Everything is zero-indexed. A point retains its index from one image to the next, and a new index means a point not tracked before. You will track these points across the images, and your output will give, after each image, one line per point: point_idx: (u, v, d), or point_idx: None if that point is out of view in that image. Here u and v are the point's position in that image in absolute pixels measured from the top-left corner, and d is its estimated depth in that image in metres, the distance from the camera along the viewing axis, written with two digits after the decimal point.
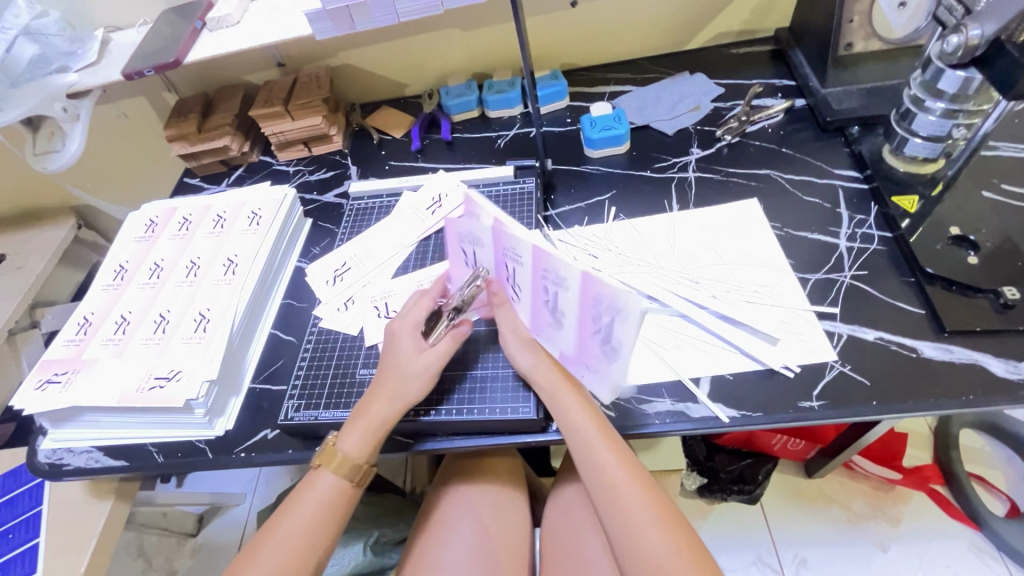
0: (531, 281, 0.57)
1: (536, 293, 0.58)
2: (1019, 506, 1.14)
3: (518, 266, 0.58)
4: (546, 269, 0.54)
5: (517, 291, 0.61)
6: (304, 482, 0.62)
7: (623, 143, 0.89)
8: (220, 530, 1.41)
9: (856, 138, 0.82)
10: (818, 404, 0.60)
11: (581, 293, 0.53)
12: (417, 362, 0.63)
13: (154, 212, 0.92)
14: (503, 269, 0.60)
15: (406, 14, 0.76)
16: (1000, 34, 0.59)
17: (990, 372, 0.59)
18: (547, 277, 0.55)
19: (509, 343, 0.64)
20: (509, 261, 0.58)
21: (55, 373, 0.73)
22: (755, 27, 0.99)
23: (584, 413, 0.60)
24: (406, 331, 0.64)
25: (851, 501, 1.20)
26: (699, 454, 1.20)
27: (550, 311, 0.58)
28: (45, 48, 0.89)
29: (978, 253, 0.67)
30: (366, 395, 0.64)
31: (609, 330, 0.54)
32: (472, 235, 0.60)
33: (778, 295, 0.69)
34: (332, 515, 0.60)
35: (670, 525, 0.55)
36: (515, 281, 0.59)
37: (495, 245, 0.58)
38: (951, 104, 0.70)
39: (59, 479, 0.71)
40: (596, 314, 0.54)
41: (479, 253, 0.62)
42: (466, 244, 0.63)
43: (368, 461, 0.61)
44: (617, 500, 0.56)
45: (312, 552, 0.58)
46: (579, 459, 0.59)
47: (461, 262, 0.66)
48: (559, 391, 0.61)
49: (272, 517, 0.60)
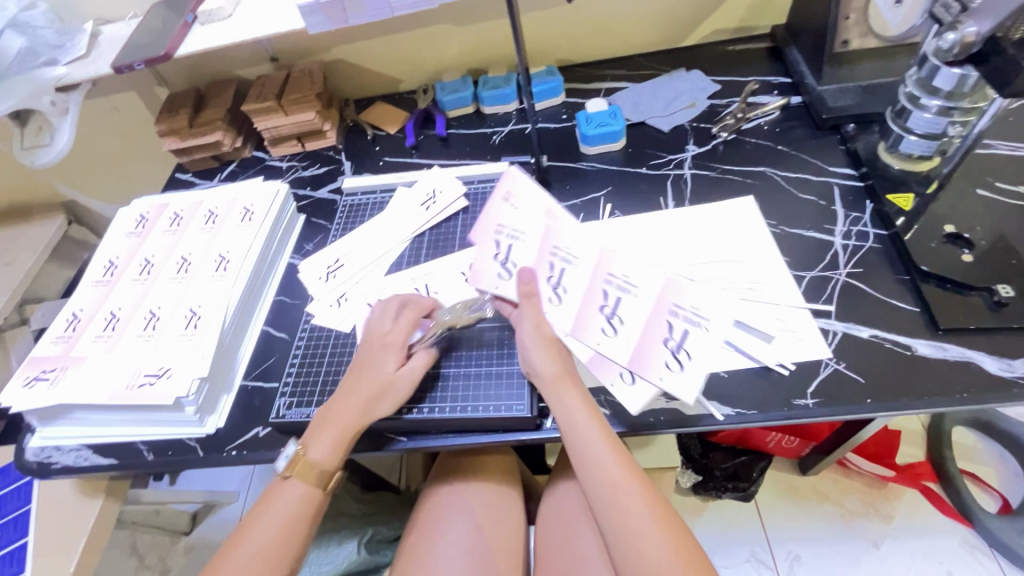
0: (583, 283, 0.64)
1: (589, 298, 0.64)
2: (1011, 502, 1.15)
3: (568, 266, 0.65)
4: (611, 274, 0.63)
5: (556, 292, 0.65)
6: (270, 490, 0.61)
7: (618, 140, 0.88)
8: (213, 528, 1.40)
9: (851, 135, 0.82)
10: (813, 402, 0.60)
11: (652, 303, 0.61)
12: (394, 377, 0.63)
13: (144, 208, 0.91)
14: (545, 269, 0.65)
15: (400, 8, 0.75)
16: (996, 31, 0.59)
17: (984, 370, 0.59)
18: (611, 282, 0.63)
19: (527, 341, 0.62)
20: (559, 261, 0.65)
21: (44, 370, 0.72)
22: (751, 23, 0.99)
23: (584, 411, 0.59)
24: (390, 343, 0.65)
25: (845, 498, 1.20)
26: (694, 451, 1.20)
27: (600, 317, 0.63)
28: (32, 40, 0.85)
29: (973, 251, 0.67)
30: (333, 399, 0.63)
31: (680, 343, 0.59)
32: (513, 228, 0.67)
33: (774, 292, 0.69)
34: (303, 521, 0.60)
35: (667, 525, 0.54)
36: (559, 282, 0.65)
37: (541, 244, 0.66)
38: (946, 101, 0.70)
39: (47, 477, 0.71)
40: (668, 325, 0.60)
41: (516, 250, 0.67)
42: (500, 239, 0.67)
43: (337, 467, 0.61)
44: (617, 499, 0.56)
45: (285, 559, 0.57)
46: (578, 457, 0.58)
47: (488, 261, 0.67)
48: (561, 388, 0.60)
49: (240, 527, 0.59)
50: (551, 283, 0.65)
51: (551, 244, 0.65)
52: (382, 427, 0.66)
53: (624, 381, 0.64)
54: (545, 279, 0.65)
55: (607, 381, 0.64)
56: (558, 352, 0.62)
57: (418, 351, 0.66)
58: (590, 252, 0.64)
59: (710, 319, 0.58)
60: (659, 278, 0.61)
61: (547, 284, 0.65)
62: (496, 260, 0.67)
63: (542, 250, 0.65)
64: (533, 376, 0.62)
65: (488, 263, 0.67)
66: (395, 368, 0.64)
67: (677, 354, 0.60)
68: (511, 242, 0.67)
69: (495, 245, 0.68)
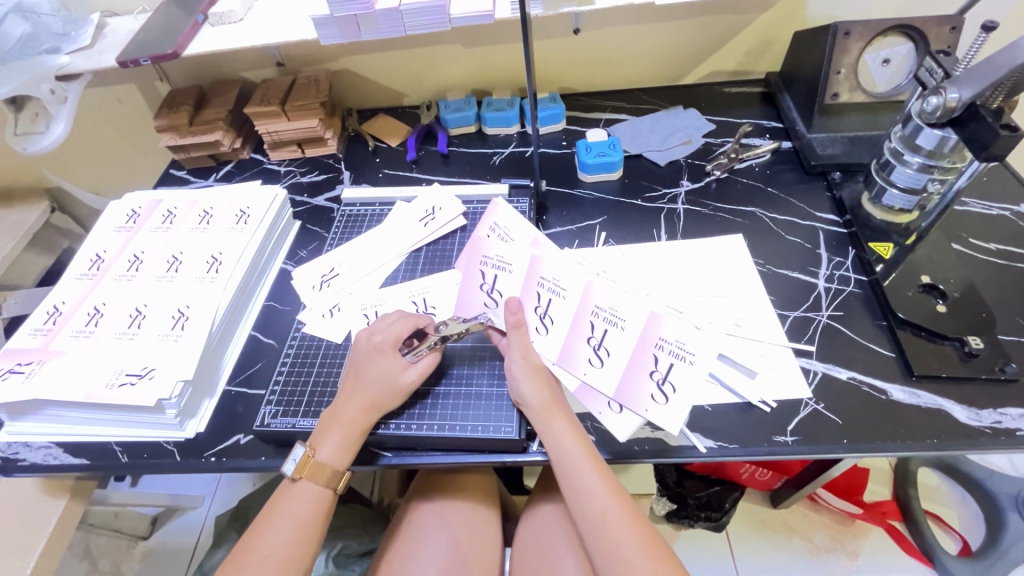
0: (569, 316, 0.68)
1: (577, 329, 0.68)
2: (971, 545, 1.18)
3: (554, 298, 0.69)
4: (598, 306, 0.68)
5: (541, 323, 0.69)
6: (279, 494, 0.61)
7: (615, 170, 0.91)
8: (174, 533, 1.36)
9: (837, 183, 0.86)
10: (793, 439, 0.62)
11: (638, 339, 0.66)
12: (398, 378, 0.64)
13: (137, 203, 0.90)
14: (533, 299, 0.70)
15: (414, 28, 0.77)
16: (976, 99, 0.63)
17: (954, 418, 0.62)
18: (598, 314, 0.67)
19: (514, 368, 0.63)
20: (547, 291, 0.69)
21: (20, 364, 0.70)
22: (747, 68, 1.03)
23: (573, 439, 0.60)
24: (387, 349, 0.65)
25: (813, 533, 1.22)
26: (669, 479, 1.22)
27: (586, 348, 0.67)
28: (36, 27, 0.85)
29: (946, 301, 0.70)
30: (338, 400, 0.64)
31: (664, 375, 0.63)
32: (501, 260, 0.72)
33: (759, 330, 0.71)
34: (315, 523, 0.60)
35: (654, 552, 0.55)
36: (546, 312, 0.69)
37: (528, 277, 0.70)
38: (927, 159, 0.73)
39: (12, 474, 0.68)
40: (653, 358, 0.64)
41: (502, 281, 0.71)
42: (487, 270, 0.72)
43: (346, 467, 0.62)
44: (605, 528, 0.57)
45: (298, 563, 0.57)
46: (567, 486, 0.59)
47: (475, 291, 0.72)
48: (551, 417, 0.61)
49: (250, 533, 0.58)
50: (539, 312, 0.69)
51: (541, 276, 0.70)
52: (368, 442, 0.65)
53: (612, 410, 0.65)
54: (532, 308, 0.70)
55: (596, 409, 0.65)
56: (545, 379, 0.63)
57: (418, 354, 0.66)
58: (578, 285, 0.69)
59: (695, 355, 0.63)
60: (645, 315, 0.66)
61: (534, 313, 0.69)
62: (483, 289, 0.72)
63: (528, 280, 0.70)
64: (523, 406, 0.62)
65: (475, 292, 0.72)
66: (397, 369, 0.64)
67: (662, 386, 0.63)
68: (498, 273, 0.72)
69: (483, 277, 0.72)
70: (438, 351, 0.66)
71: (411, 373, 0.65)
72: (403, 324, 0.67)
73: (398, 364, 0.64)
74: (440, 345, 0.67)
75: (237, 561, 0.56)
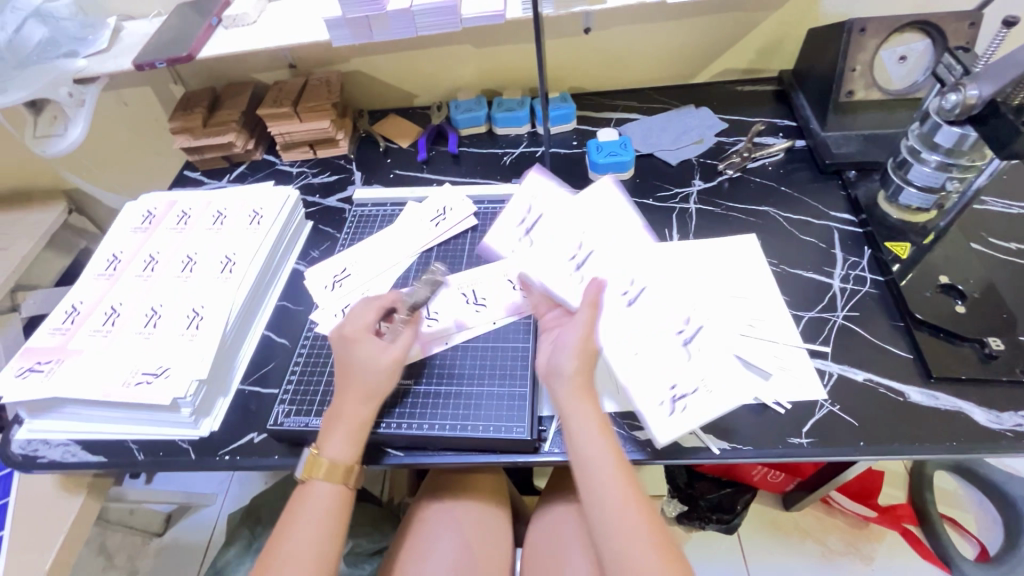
0: (603, 271, 0.67)
1: (611, 284, 0.66)
2: (989, 550, 1.16)
3: (590, 254, 0.68)
4: (640, 269, 0.66)
5: (571, 275, 0.67)
6: (297, 497, 0.61)
7: (626, 170, 0.90)
8: (187, 530, 1.37)
9: (852, 182, 0.85)
10: (807, 441, 0.61)
11: (675, 296, 0.65)
12: (380, 358, 0.64)
13: (152, 204, 0.91)
14: (568, 264, 0.68)
15: (424, 29, 0.77)
16: (996, 96, 0.62)
17: (974, 421, 0.61)
18: (637, 278, 0.66)
19: (568, 349, 0.61)
20: (582, 250, 0.68)
21: (39, 362, 0.71)
22: (760, 66, 1.02)
23: (598, 425, 0.59)
24: (360, 335, 0.65)
25: (826, 536, 1.21)
26: (680, 481, 1.20)
27: (615, 308, 0.65)
28: (55, 31, 0.87)
29: (965, 301, 0.69)
30: (335, 398, 0.64)
31: (690, 335, 0.63)
32: (548, 235, 0.71)
33: (773, 331, 0.70)
34: (336, 518, 0.60)
35: (664, 549, 0.54)
36: (585, 275, 0.67)
37: (559, 235, 0.70)
38: (946, 157, 0.72)
39: (32, 471, 0.69)
40: (678, 316, 0.64)
41: (538, 248, 0.71)
42: (544, 241, 0.71)
43: (354, 461, 0.62)
44: (621, 519, 0.55)
45: (325, 558, 0.57)
46: (585, 468, 0.58)
47: (554, 258, 0.69)
48: (582, 398, 0.60)
49: (273, 539, 0.58)
50: (573, 264, 0.68)
51: (580, 241, 0.69)
52: (375, 440, 0.66)
53: (663, 410, 0.60)
54: (569, 271, 0.67)
55: (642, 406, 0.60)
56: (590, 366, 0.61)
57: (396, 332, 0.67)
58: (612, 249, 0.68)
59: (721, 320, 0.64)
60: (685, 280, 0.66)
61: (573, 276, 0.67)
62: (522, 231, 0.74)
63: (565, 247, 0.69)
64: (557, 380, 0.61)
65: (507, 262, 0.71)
66: (376, 351, 0.64)
67: (686, 346, 0.62)
68: (531, 243, 0.72)
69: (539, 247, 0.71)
70: (411, 323, 0.68)
71: (392, 350, 0.65)
72: (369, 308, 0.68)
73: (377, 346, 0.65)
74: (412, 317, 0.69)
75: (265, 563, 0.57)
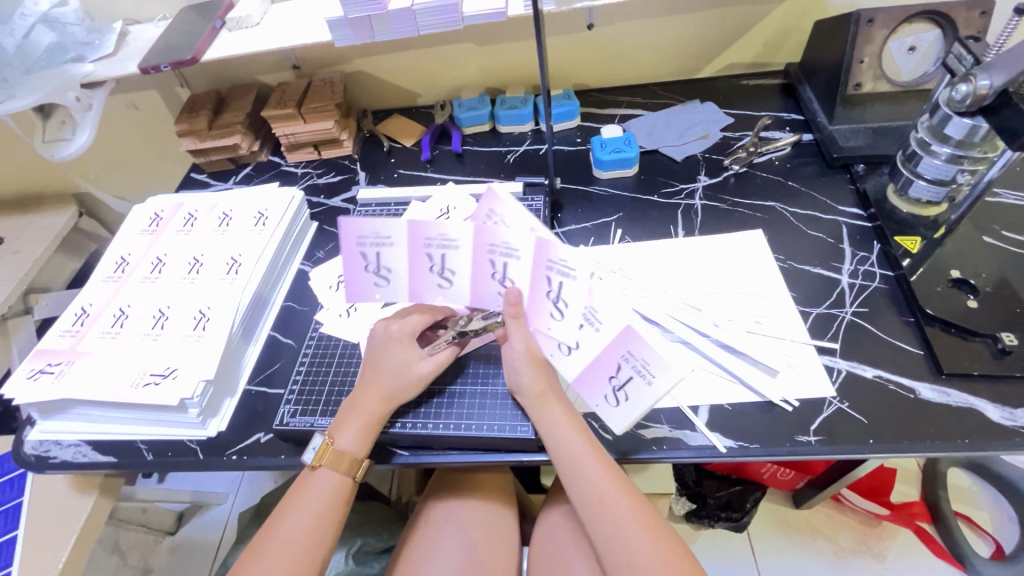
0: (468, 263, 0.62)
1: (478, 273, 0.62)
2: (1004, 548, 1.14)
3: (445, 253, 0.61)
4: (492, 244, 0.59)
5: (444, 277, 0.63)
6: (300, 483, 0.62)
7: (631, 166, 0.90)
8: (199, 529, 1.39)
9: (861, 176, 0.83)
10: (816, 439, 0.60)
11: (531, 263, 0.59)
12: (413, 368, 0.64)
13: (159, 206, 0.92)
14: (487, 268, 0.61)
15: (426, 28, 0.77)
16: (1008, 85, 0.61)
17: (987, 418, 0.60)
18: (494, 251, 0.60)
19: (513, 358, 0.63)
20: (436, 249, 0.61)
21: (49, 364, 0.72)
22: (766, 60, 1.01)
23: (569, 425, 0.61)
24: (405, 339, 0.65)
25: (838, 534, 1.20)
26: (688, 479, 1.21)
27: (493, 283, 0.62)
28: (63, 37, 0.88)
29: (978, 297, 0.67)
30: (355, 393, 0.65)
31: (558, 293, 0.59)
32: (444, 238, 0.61)
33: (780, 327, 0.70)
34: (335, 511, 0.60)
35: (654, 531, 0.57)
36: (504, 276, 0.61)
37: (410, 245, 0.62)
38: (956, 149, 0.71)
39: (44, 470, 0.71)
40: (544, 280, 0.58)
41: (451, 259, 0.62)
42: (433, 251, 0.62)
43: (365, 455, 0.62)
44: (604, 511, 0.57)
45: (319, 549, 0.57)
46: (566, 473, 0.59)
47: (427, 273, 0.64)
48: (546, 405, 0.61)
49: (272, 519, 0.59)
50: (436, 271, 0.63)
51: (489, 241, 0.59)
52: (385, 440, 0.66)
53: (609, 403, 0.61)
54: (489, 275, 0.62)
55: (594, 403, 0.62)
56: (545, 369, 0.63)
57: (436, 347, 0.66)
58: (526, 240, 0.57)
59: (577, 270, 0.56)
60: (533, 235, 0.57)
61: (493, 281, 0.62)
62: (369, 270, 0.64)
63: (478, 251, 0.60)
64: (519, 393, 0.63)
65: (426, 276, 0.64)
66: (412, 361, 0.64)
67: (557, 303, 0.59)
68: (446, 251, 0.61)
69: (430, 258, 0.62)
70: (456, 345, 0.67)
71: (426, 364, 0.65)
72: (421, 316, 0.67)
73: (413, 354, 0.65)
74: (458, 341, 0.67)
75: (259, 547, 0.57)
